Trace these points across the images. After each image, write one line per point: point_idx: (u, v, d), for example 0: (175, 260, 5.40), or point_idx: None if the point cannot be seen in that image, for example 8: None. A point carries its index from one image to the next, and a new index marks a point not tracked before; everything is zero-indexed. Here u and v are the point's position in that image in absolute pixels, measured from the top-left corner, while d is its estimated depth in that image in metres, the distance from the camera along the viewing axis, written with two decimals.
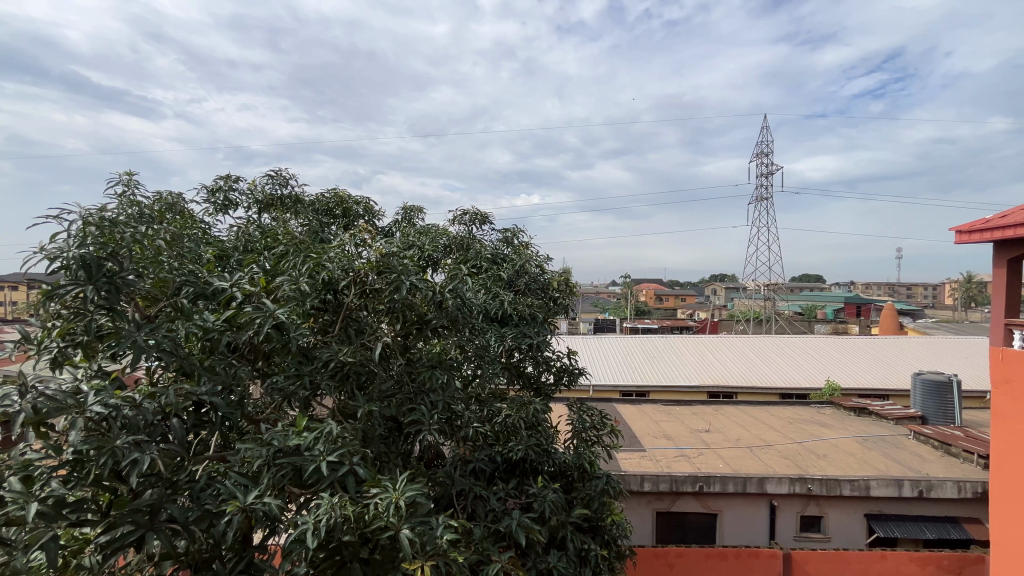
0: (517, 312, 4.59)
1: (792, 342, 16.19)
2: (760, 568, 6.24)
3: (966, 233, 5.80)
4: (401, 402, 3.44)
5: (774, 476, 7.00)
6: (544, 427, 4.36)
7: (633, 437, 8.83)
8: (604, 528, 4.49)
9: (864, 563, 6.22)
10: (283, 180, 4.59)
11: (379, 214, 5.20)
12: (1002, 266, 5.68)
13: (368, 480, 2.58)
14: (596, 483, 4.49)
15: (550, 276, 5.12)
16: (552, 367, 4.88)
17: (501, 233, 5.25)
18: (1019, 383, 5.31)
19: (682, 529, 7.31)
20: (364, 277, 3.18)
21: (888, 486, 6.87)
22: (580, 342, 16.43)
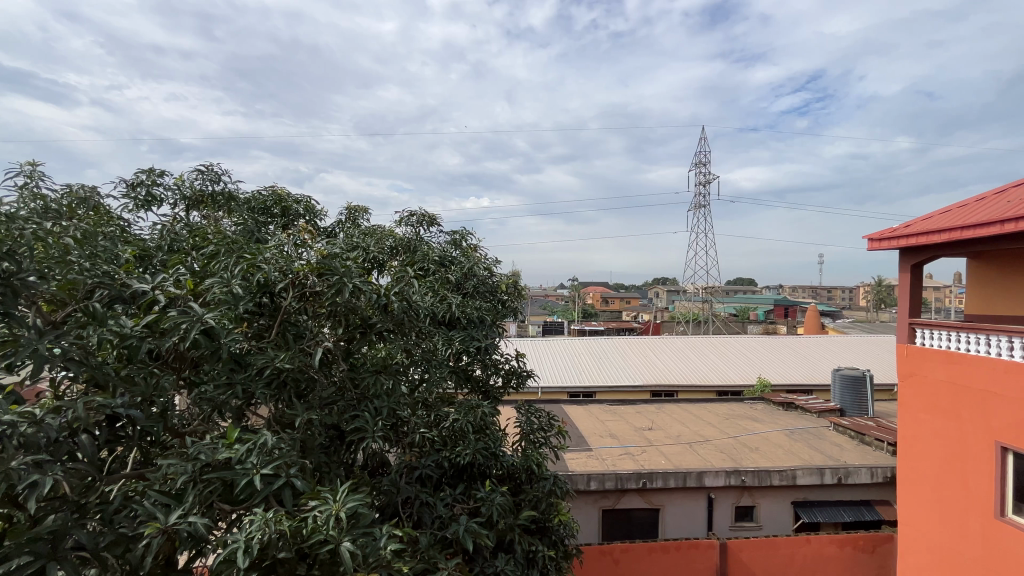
0: (465, 315, 4.53)
1: (728, 342, 17.15)
2: (699, 559, 6.53)
3: (878, 241, 6.37)
4: (343, 410, 3.32)
5: (712, 470, 7.35)
6: (492, 431, 4.32)
7: (579, 437, 8.99)
8: (551, 529, 4.55)
9: (791, 547, 6.65)
10: (215, 176, 4.30)
11: (321, 214, 5.01)
12: (906, 271, 6.28)
13: (306, 492, 2.47)
14: (543, 484, 4.53)
15: (499, 278, 5.11)
16: (500, 369, 4.88)
17: (450, 235, 5.21)
18: (921, 376, 5.90)
19: (627, 525, 7.51)
20: (303, 279, 3.01)
21: (812, 474, 7.40)
22: (528, 344, 16.59)
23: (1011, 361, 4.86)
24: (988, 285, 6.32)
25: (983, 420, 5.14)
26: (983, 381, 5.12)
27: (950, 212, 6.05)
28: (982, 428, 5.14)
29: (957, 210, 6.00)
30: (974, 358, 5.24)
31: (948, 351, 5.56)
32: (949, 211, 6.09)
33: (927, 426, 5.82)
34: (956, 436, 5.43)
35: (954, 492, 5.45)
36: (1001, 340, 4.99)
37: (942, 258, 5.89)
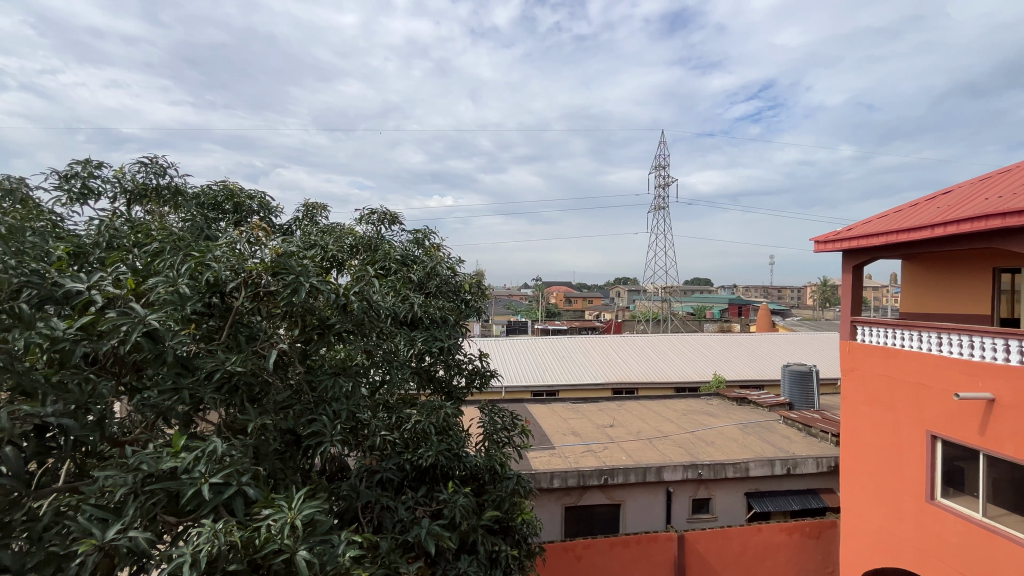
0: (428, 315, 4.47)
1: (685, 340, 17.72)
2: (658, 551, 6.70)
3: (823, 243, 6.72)
4: (299, 414, 3.20)
5: (670, 465, 7.56)
6: (455, 432, 4.28)
7: (542, 436, 9.06)
8: (514, 528, 4.55)
9: (744, 536, 6.94)
10: (160, 169, 4.07)
11: (276, 210, 4.83)
12: (848, 272, 6.65)
13: (260, 500, 2.38)
14: (506, 484, 4.53)
15: (462, 278, 5.05)
16: (463, 370, 4.84)
17: (412, 234, 5.13)
18: (861, 370, 6.28)
19: (589, 521, 7.62)
20: (256, 279, 2.88)
21: (763, 466, 7.74)
22: (492, 343, 16.58)
23: (941, 355, 5.24)
24: (920, 286, 6.80)
25: (916, 411, 5.52)
26: (916, 374, 5.50)
27: (888, 216, 6.44)
28: (915, 418, 5.52)
29: (893, 215, 6.40)
30: (909, 353, 5.61)
31: (886, 347, 5.94)
32: (886, 215, 6.50)
33: (866, 418, 6.20)
34: (893, 426, 5.81)
35: (890, 479, 5.83)
36: (932, 336, 5.37)
37: (881, 259, 6.28)
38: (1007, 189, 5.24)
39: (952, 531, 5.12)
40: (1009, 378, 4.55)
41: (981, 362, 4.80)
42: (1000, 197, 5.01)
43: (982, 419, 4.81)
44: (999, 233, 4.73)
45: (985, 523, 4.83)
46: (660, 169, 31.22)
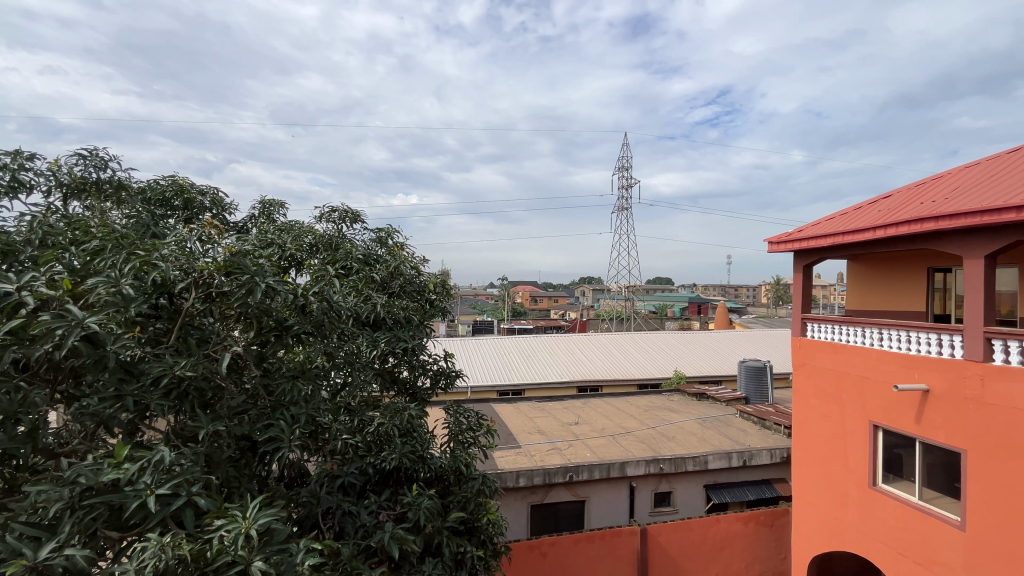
0: (391, 316, 4.39)
1: (648, 337, 18.16)
2: (621, 545, 6.84)
3: (776, 243, 7.03)
4: (255, 419, 3.08)
5: (633, 460, 7.72)
6: (419, 434, 4.23)
7: (508, 435, 9.07)
8: (479, 529, 4.53)
9: (703, 527, 7.17)
10: (101, 161, 3.82)
11: (230, 207, 4.63)
12: (799, 271, 6.97)
13: (212, 511, 2.27)
14: (471, 484, 4.51)
15: (426, 278, 4.97)
16: (428, 370, 4.79)
17: (375, 233, 5.02)
18: (811, 365, 6.61)
19: (554, 519, 7.69)
20: (208, 279, 2.75)
21: (721, 459, 8.02)
22: (458, 343, 16.47)
23: (882, 349, 5.58)
24: (862, 284, 7.23)
25: (859, 402, 5.84)
26: (860, 368, 5.84)
27: (835, 219, 6.79)
28: (859, 409, 5.85)
29: (840, 217, 6.75)
30: (853, 348, 5.95)
31: (833, 342, 6.27)
32: (833, 218, 6.86)
33: (815, 410, 6.53)
34: (839, 418, 6.14)
35: (837, 467, 6.16)
36: (874, 331, 5.71)
37: (828, 259, 6.63)
38: (940, 194, 5.63)
39: (892, 515, 5.45)
40: (942, 370, 4.89)
41: (918, 355, 5.14)
42: (934, 201, 5.37)
43: (918, 409, 5.15)
44: (933, 235, 5.07)
45: (922, 506, 5.17)
46: (624, 172, 31.81)
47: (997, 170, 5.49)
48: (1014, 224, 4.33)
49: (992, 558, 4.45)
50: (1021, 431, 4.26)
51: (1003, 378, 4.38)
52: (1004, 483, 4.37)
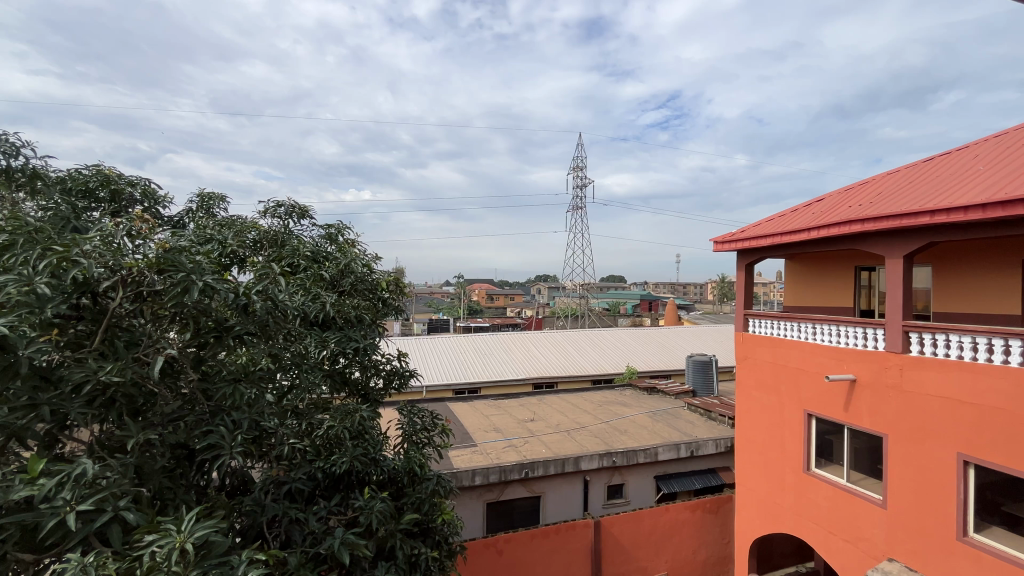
0: (341, 315, 4.25)
1: (602, 334, 18.56)
2: (575, 538, 6.96)
3: (721, 242, 7.36)
4: (193, 426, 2.90)
5: (587, 454, 7.88)
6: (371, 436, 4.13)
7: (464, 434, 9.02)
8: (434, 529, 4.46)
9: (653, 516, 7.43)
10: (13, 148, 3.48)
11: (164, 200, 4.33)
12: (742, 269, 7.33)
13: (143, 526, 2.12)
14: (425, 485, 4.44)
15: (379, 276, 4.83)
16: (381, 371, 4.67)
17: (324, 229, 4.85)
18: (753, 358, 6.96)
19: (509, 515, 7.73)
20: (139, 278, 2.56)
21: (670, 450, 8.32)
22: (412, 342, 16.20)
23: (816, 343, 5.96)
24: (798, 282, 7.70)
25: (795, 393, 6.22)
26: (796, 360, 6.21)
27: (775, 220, 7.18)
28: (795, 400, 6.23)
29: (779, 219, 7.15)
30: (790, 342, 6.33)
31: (772, 336, 6.64)
32: (772, 219, 7.26)
33: (756, 401, 6.90)
34: (777, 408, 6.52)
35: (775, 454, 6.53)
36: (808, 326, 6.09)
37: (768, 258, 7.01)
38: (865, 198, 6.07)
39: (823, 497, 5.84)
40: (867, 361, 5.28)
41: (847, 348, 5.54)
42: (860, 205, 5.78)
43: (846, 398, 5.54)
44: (859, 237, 5.47)
45: (849, 488, 5.57)
46: (579, 171, 32.18)
47: (914, 177, 5.99)
48: (928, 227, 4.74)
49: (910, 533, 4.86)
50: (934, 416, 4.67)
51: (919, 368, 4.79)
52: (919, 464, 4.78)
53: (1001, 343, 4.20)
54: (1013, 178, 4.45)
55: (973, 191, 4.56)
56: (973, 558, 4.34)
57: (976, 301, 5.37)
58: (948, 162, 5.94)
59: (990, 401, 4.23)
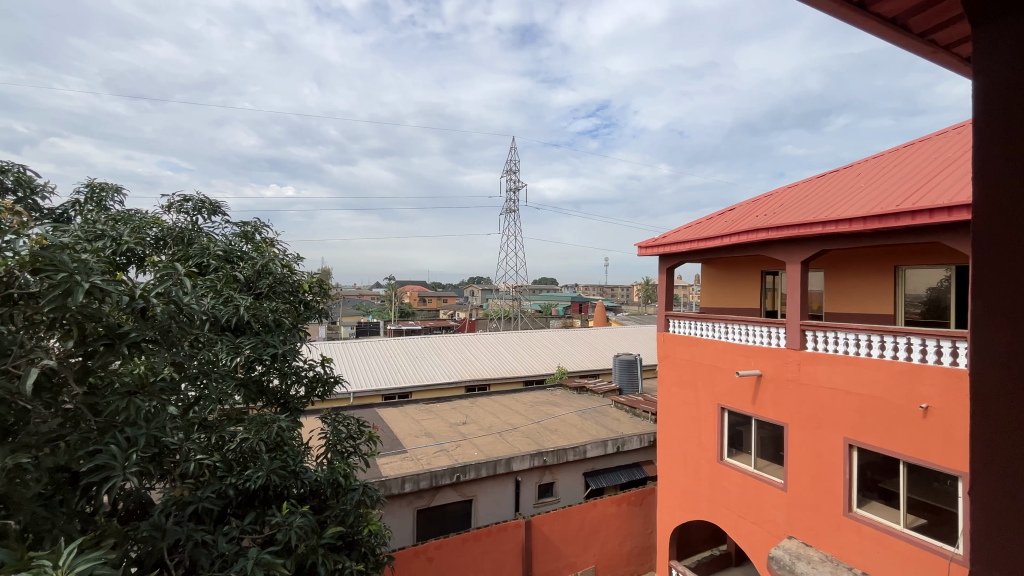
0: (257, 319, 3.98)
1: (534, 335, 18.84)
2: (507, 539, 7.00)
3: (645, 247, 7.73)
4: (77, 446, 2.57)
5: (518, 455, 7.96)
6: (290, 447, 3.90)
7: (393, 440, 8.76)
8: (360, 542, 4.27)
9: (582, 512, 7.65)
10: None
11: (43, 189, 3.81)
12: (663, 273, 7.74)
13: (10, 563, 1.85)
14: (350, 496, 4.26)
15: (301, 277, 4.55)
16: (303, 378, 4.42)
17: (238, 227, 4.51)
18: (673, 357, 7.38)
19: (440, 521, 7.62)
20: (8, 279, 2.24)
21: (598, 447, 8.62)
22: (338, 347, 15.50)
23: (727, 341, 6.44)
24: (713, 285, 8.28)
25: (710, 388, 6.68)
26: (711, 358, 6.68)
27: (692, 227, 7.68)
28: (710, 394, 6.68)
29: (696, 226, 7.66)
30: (706, 341, 6.79)
31: (690, 336, 7.08)
32: (690, 226, 7.75)
33: (675, 397, 7.32)
34: (694, 403, 6.96)
35: (693, 446, 6.98)
36: (721, 326, 6.57)
37: (686, 263, 7.48)
38: (770, 209, 6.66)
39: (734, 483, 6.30)
40: (771, 357, 5.80)
41: (754, 345, 6.04)
42: (765, 215, 6.34)
43: (754, 392, 6.04)
44: (764, 244, 5.99)
45: (756, 473, 6.05)
46: (511, 175, 32.50)
47: (810, 192, 6.65)
48: (821, 236, 5.29)
49: (806, 511, 5.39)
50: (826, 405, 5.20)
51: (814, 362, 5.32)
52: (814, 449, 5.31)
53: (880, 339, 4.78)
54: (888, 194, 5.07)
55: (856, 205, 5.15)
56: (857, 531, 4.89)
57: (859, 302, 6.07)
58: (838, 179, 6.66)
59: (870, 390, 4.80)
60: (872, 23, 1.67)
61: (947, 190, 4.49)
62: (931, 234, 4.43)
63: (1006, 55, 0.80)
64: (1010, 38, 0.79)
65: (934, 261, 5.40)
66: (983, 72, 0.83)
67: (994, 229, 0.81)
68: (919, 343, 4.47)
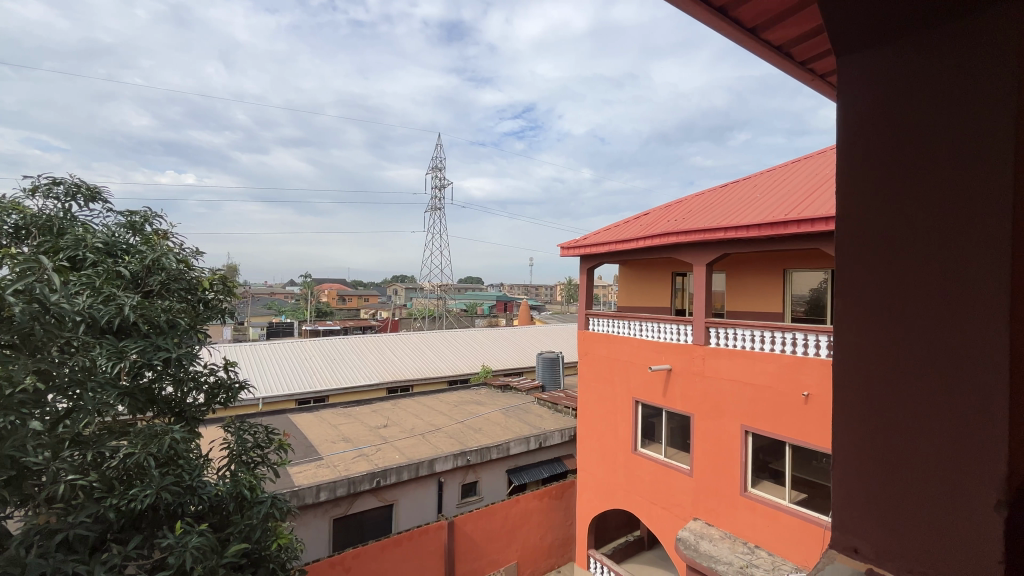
0: (146, 319, 3.57)
1: (458, 335, 18.74)
2: (429, 542, 6.89)
3: (568, 247, 7.98)
4: None
5: (441, 456, 7.88)
6: (186, 460, 3.55)
7: (307, 448, 8.28)
8: (268, 558, 3.99)
9: (505, 509, 7.73)
10: None
11: None
12: (583, 273, 8.03)
13: None
14: (257, 509, 3.96)
15: (200, 274, 4.14)
16: (202, 385, 4.04)
17: (124, 216, 4.02)
18: (592, 353, 7.68)
19: (359, 528, 7.32)
20: None
21: (521, 444, 8.76)
22: (245, 350, 14.35)
23: (641, 338, 6.83)
24: (629, 285, 8.74)
25: (626, 383, 7.04)
26: (627, 354, 7.04)
27: (612, 229, 8.05)
28: (626, 389, 7.04)
29: (614, 228, 8.03)
30: (623, 337, 7.13)
31: (608, 333, 7.41)
32: (609, 229, 8.11)
33: (594, 392, 7.63)
34: (612, 397, 7.29)
35: (610, 438, 7.30)
36: (636, 323, 6.95)
37: (605, 264, 7.81)
38: (680, 214, 7.16)
39: (646, 472, 6.69)
40: (679, 353, 6.24)
41: (665, 342, 6.45)
42: (675, 220, 6.79)
43: (665, 385, 6.44)
44: (674, 247, 6.42)
45: (666, 461, 6.47)
46: (437, 172, 31.93)
47: (713, 200, 7.23)
48: (723, 241, 5.77)
49: (709, 493, 5.86)
50: (727, 396, 5.68)
51: (717, 357, 5.80)
52: (715, 436, 5.79)
53: (771, 335, 5.30)
54: (779, 204, 5.64)
55: (753, 213, 5.67)
56: (752, 509, 5.40)
57: (753, 301, 6.71)
58: (738, 189, 7.31)
59: (762, 381, 5.32)
60: (763, 48, 1.84)
61: (825, 203, 5.08)
62: (814, 241, 4.99)
63: (872, 79, 0.91)
64: (875, 63, 0.90)
65: (814, 265, 6.09)
66: (854, 94, 0.94)
67: (859, 235, 0.92)
68: (802, 338, 5.02)
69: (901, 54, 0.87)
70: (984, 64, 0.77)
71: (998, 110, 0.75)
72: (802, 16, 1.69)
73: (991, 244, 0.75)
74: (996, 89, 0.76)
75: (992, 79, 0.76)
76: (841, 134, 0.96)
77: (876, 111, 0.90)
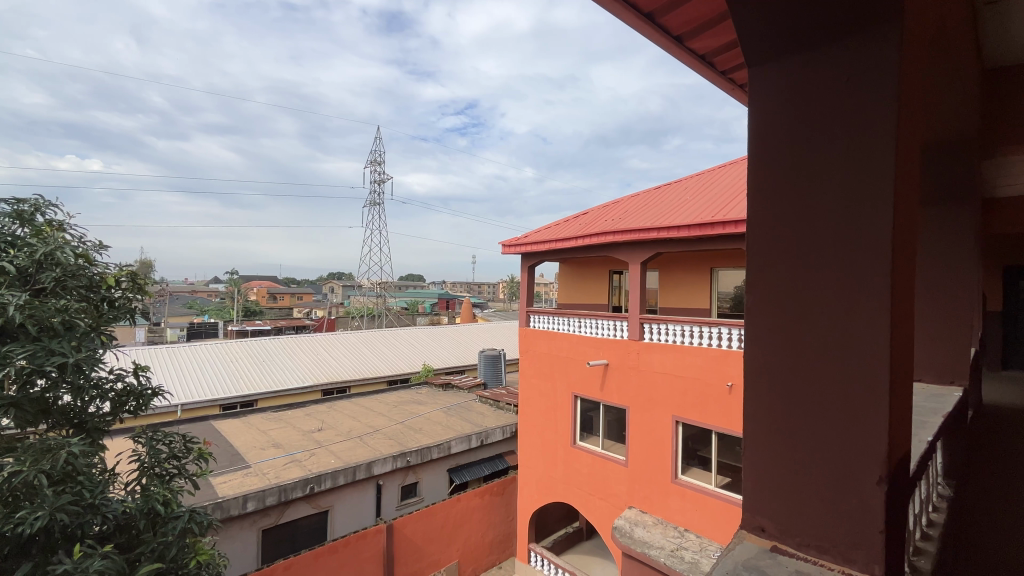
0: (36, 321, 3.17)
1: (399, 334, 18.33)
2: (367, 547, 6.68)
3: (509, 245, 8.02)
4: None
5: (380, 458, 7.68)
6: (87, 476, 3.19)
7: (232, 456, 7.77)
8: None
9: (446, 509, 7.66)
10: None
11: None
12: (524, 271, 8.10)
13: None
14: (172, 525, 3.65)
15: (104, 269, 3.73)
16: (107, 392, 3.64)
17: (10, 205, 3.56)
18: (533, 350, 7.78)
19: (291, 538, 6.96)
20: None
21: (462, 442, 8.72)
22: (162, 353, 13.22)
23: (580, 334, 7.00)
24: (568, 283, 8.93)
25: (566, 378, 7.19)
26: (566, 350, 7.20)
27: (552, 228, 8.18)
28: (565, 384, 7.19)
29: (555, 227, 8.17)
30: (562, 334, 7.28)
31: (548, 330, 7.53)
32: (550, 227, 8.24)
33: (534, 388, 7.73)
34: (551, 393, 7.43)
35: (550, 433, 7.43)
36: (575, 320, 7.12)
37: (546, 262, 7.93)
38: (616, 214, 7.41)
39: (584, 464, 6.87)
40: (615, 348, 6.46)
41: (602, 337, 6.65)
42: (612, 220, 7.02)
43: (602, 380, 6.65)
44: (610, 246, 6.63)
45: (603, 453, 6.68)
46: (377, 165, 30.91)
47: (647, 202, 7.55)
48: (656, 240, 6.02)
49: (643, 482, 6.11)
50: (659, 389, 5.96)
51: (650, 351, 6.07)
52: (649, 427, 6.05)
53: (699, 330, 5.62)
54: (706, 207, 5.98)
55: (683, 214, 5.97)
56: (682, 494, 5.70)
57: (683, 298, 7.07)
58: (670, 191, 7.67)
59: (691, 373, 5.63)
60: (689, 55, 1.93)
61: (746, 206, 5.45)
62: (736, 241, 5.34)
63: (777, 97, 1.00)
64: (782, 81, 0.99)
65: (737, 264, 6.52)
66: (763, 109, 1.02)
67: (769, 239, 1.01)
68: (726, 332, 5.36)
69: (803, 77, 0.96)
70: (870, 88, 0.88)
71: (885, 134, 0.86)
72: (722, 27, 1.78)
73: (883, 254, 0.86)
74: (883, 116, 0.87)
75: (880, 107, 0.87)
76: (753, 144, 1.05)
77: (781, 125, 0.99)
